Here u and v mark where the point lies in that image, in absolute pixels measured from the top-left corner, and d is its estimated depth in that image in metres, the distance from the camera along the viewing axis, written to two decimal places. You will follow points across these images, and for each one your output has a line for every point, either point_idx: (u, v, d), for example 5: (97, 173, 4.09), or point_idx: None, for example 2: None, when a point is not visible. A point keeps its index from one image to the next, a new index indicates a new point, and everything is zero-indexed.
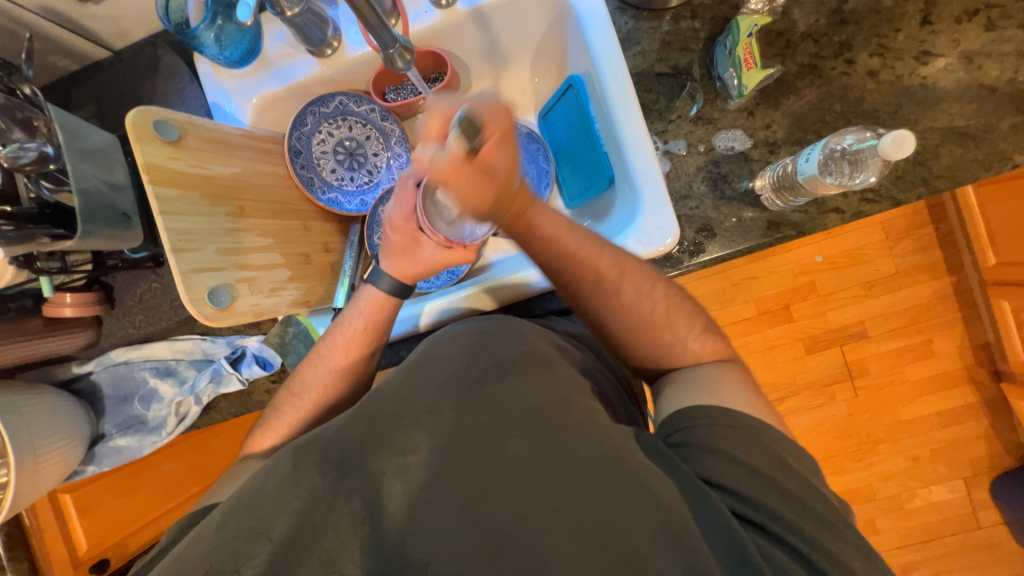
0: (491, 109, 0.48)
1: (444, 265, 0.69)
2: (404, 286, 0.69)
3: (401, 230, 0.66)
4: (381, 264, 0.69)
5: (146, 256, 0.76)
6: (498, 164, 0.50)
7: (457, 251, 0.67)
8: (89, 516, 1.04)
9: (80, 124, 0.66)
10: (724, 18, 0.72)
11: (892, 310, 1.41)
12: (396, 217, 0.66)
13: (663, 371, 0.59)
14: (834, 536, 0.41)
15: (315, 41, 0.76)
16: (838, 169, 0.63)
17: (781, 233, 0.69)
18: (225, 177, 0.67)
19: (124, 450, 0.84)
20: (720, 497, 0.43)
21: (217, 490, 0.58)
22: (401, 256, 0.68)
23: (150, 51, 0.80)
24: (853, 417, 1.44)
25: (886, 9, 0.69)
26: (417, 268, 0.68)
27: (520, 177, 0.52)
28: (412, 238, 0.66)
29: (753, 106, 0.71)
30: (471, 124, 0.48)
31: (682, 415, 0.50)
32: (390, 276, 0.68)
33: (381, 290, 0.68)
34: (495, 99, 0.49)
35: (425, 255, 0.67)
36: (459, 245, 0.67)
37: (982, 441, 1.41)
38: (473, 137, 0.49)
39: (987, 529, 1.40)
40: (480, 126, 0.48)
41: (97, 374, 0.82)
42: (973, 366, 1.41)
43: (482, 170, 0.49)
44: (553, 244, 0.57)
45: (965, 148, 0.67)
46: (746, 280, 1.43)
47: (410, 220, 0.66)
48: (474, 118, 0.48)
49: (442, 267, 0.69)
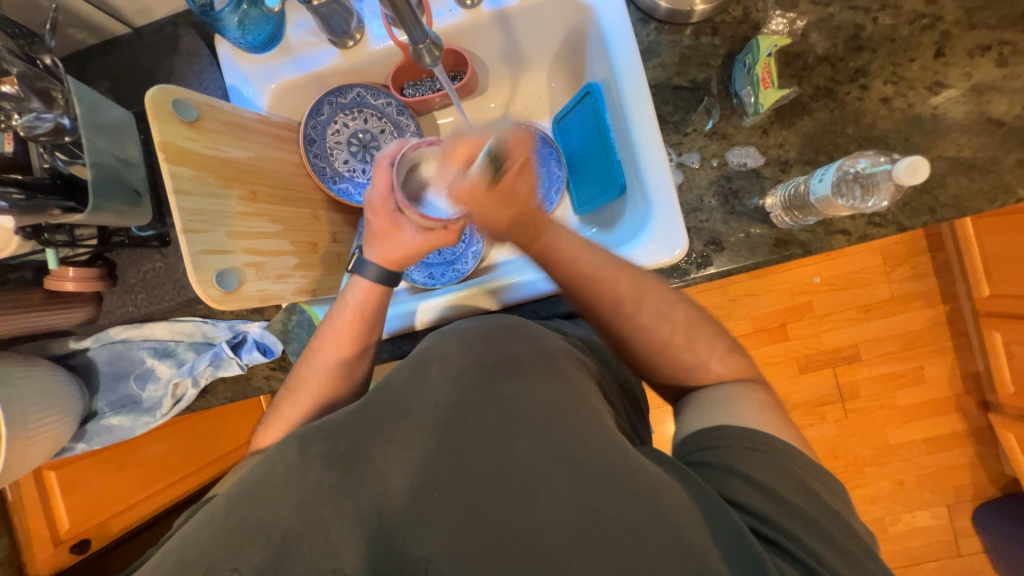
0: (516, 138, 0.53)
1: (429, 246, 0.67)
2: (390, 273, 0.69)
3: (379, 212, 0.65)
4: (366, 252, 0.68)
5: (153, 235, 0.75)
6: (519, 189, 0.54)
7: (439, 233, 0.65)
8: (74, 495, 1.03)
9: (97, 99, 0.65)
10: (745, 37, 0.74)
11: (886, 334, 1.42)
12: (374, 199, 0.64)
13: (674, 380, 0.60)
14: (826, 551, 0.42)
15: (338, 32, 0.76)
16: (850, 192, 0.64)
17: (788, 251, 0.70)
18: (239, 161, 0.67)
19: (116, 429, 0.83)
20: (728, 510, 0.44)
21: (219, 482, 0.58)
22: (383, 241, 0.66)
23: (171, 30, 0.80)
24: (842, 438, 1.45)
25: (902, 39, 0.71)
26: (399, 253, 0.67)
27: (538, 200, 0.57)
28: (392, 221, 0.65)
29: (767, 125, 0.72)
30: (497, 154, 0.52)
31: (706, 434, 0.51)
32: (375, 263, 0.67)
33: (366, 278, 0.68)
34: (518, 130, 0.53)
35: (405, 238, 0.66)
36: (439, 227, 0.64)
37: (967, 469, 1.43)
38: (496, 166, 0.52)
39: (967, 557, 1.42)
40: (505, 153, 0.53)
41: (93, 351, 0.82)
42: (961, 394, 1.43)
43: (503, 193, 0.53)
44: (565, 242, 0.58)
45: (971, 179, 0.68)
46: (745, 297, 1.44)
47: (388, 201, 0.64)
48: (498, 149, 0.52)
49: (425, 249, 0.67)
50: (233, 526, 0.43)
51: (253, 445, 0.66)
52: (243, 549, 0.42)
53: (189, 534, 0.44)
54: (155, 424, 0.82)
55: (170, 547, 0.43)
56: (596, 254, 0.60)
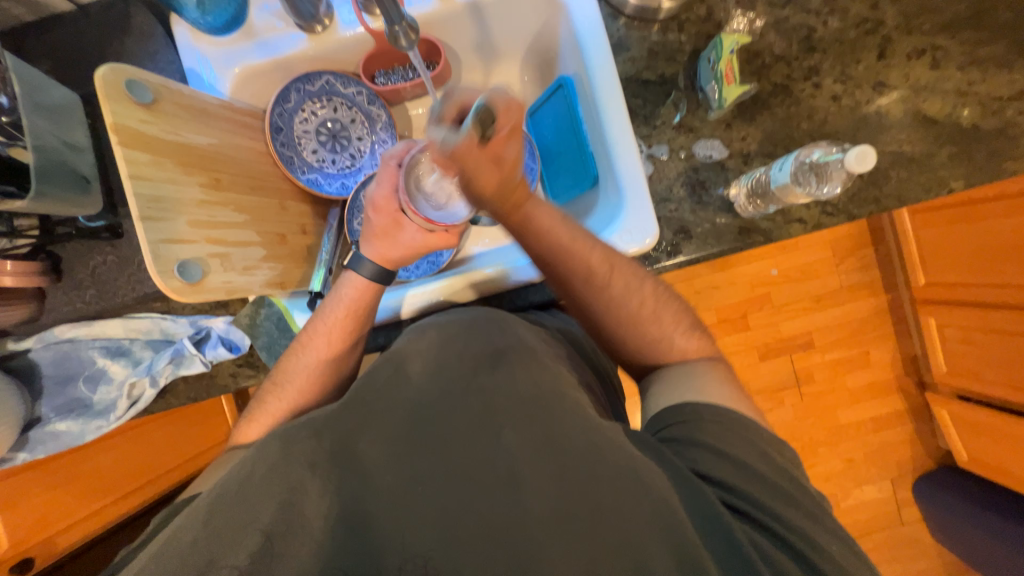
0: (506, 103, 0.49)
1: (426, 248, 0.67)
2: (385, 272, 0.67)
3: (382, 211, 0.64)
4: (363, 250, 0.67)
5: (103, 225, 0.70)
6: (507, 154, 0.51)
7: (440, 233, 0.66)
8: (14, 512, 0.92)
9: (38, 78, 0.61)
10: (709, 34, 0.77)
11: (836, 322, 1.52)
12: (377, 198, 0.64)
13: (650, 362, 0.62)
14: (797, 515, 0.45)
15: (305, 16, 0.73)
16: (807, 180, 0.68)
17: (751, 239, 0.73)
18: (201, 147, 0.63)
19: (64, 435, 0.77)
20: (711, 487, 0.46)
21: (198, 483, 0.56)
22: (382, 239, 0.66)
23: (120, 8, 0.75)
24: (798, 421, 1.54)
25: (849, 41, 0.76)
26: (399, 252, 0.66)
27: (520, 172, 0.54)
28: (393, 219, 0.65)
29: (730, 119, 0.76)
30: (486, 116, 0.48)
31: (675, 411, 0.53)
32: (371, 261, 0.66)
33: (363, 276, 0.66)
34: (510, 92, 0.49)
35: (407, 237, 0.65)
36: (440, 229, 0.66)
37: (908, 445, 1.55)
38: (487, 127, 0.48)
39: (909, 525, 1.54)
40: (496, 114, 0.49)
41: (36, 352, 0.76)
42: (902, 376, 1.55)
43: (492, 159, 0.51)
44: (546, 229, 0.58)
45: (910, 172, 0.74)
46: (709, 288, 1.51)
47: (391, 201, 0.64)
48: (491, 108, 0.48)
49: (425, 251, 0.67)
50: (213, 530, 0.41)
51: (232, 442, 0.64)
52: (227, 551, 0.40)
53: (166, 541, 0.42)
54: (109, 428, 0.78)
55: (146, 554, 0.42)
56: (573, 226, 0.60)
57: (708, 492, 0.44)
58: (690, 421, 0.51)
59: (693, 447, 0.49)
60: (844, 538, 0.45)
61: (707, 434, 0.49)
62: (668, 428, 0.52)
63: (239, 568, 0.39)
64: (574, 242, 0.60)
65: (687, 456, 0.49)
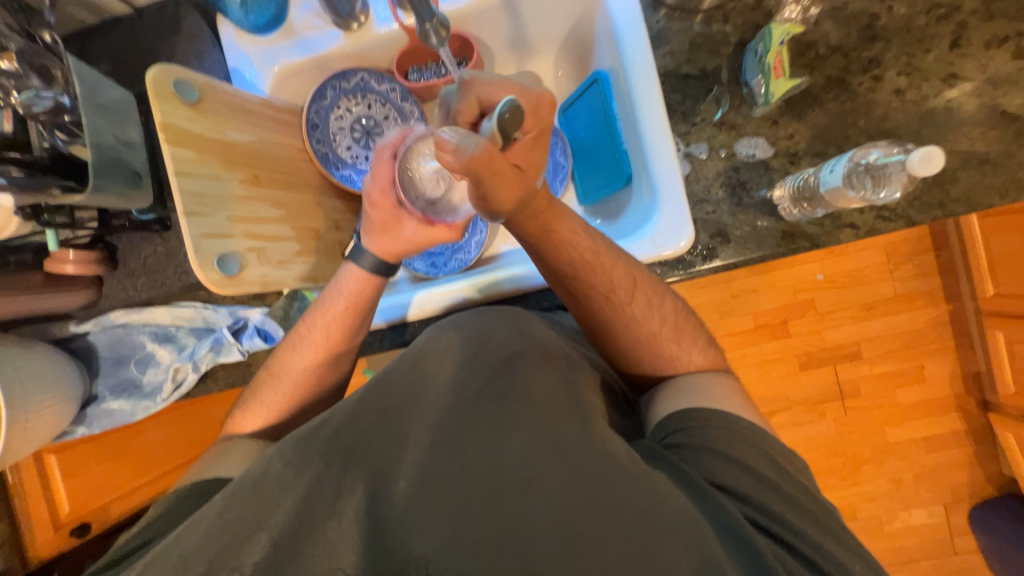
0: (536, 104, 0.46)
1: (426, 243, 0.65)
2: (387, 265, 0.67)
3: (379, 205, 0.63)
4: (364, 242, 0.67)
5: (153, 219, 0.74)
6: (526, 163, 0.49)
7: (441, 230, 0.64)
8: (74, 478, 1.06)
9: (96, 78, 0.64)
10: (757, 24, 0.72)
11: (887, 333, 1.42)
12: (373, 191, 0.62)
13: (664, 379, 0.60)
14: (826, 539, 0.43)
15: (342, 13, 0.75)
16: (861, 183, 0.62)
17: (795, 245, 0.69)
18: (241, 144, 0.65)
19: (117, 413, 0.84)
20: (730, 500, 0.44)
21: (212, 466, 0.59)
22: (381, 234, 0.65)
23: (172, 10, 0.78)
24: (840, 436, 1.45)
25: (918, 29, 0.69)
26: (398, 246, 0.66)
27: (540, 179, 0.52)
28: (391, 214, 0.63)
29: (777, 115, 0.71)
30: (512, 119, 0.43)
31: (678, 417, 0.51)
32: (372, 254, 0.66)
33: (363, 268, 0.67)
34: (540, 92, 0.47)
35: (405, 232, 0.64)
36: (440, 224, 0.63)
37: (967, 468, 1.43)
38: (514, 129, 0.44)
39: (963, 555, 1.42)
40: (523, 116, 0.45)
41: (94, 335, 0.82)
42: (962, 393, 1.43)
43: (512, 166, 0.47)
44: (566, 249, 0.58)
45: (984, 174, 0.67)
46: (747, 293, 1.43)
47: (388, 195, 0.62)
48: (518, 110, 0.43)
49: (425, 245, 0.66)
50: (231, 519, 0.42)
51: (226, 430, 0.68)
52: (240, 547, 0.41)
53: (184, 527, 0.44)
54: (156, 409, 0.83)
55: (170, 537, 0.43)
56: (595, 239, 0.59)
57: (724, 502, 0.43)
58: (698, 424, 0.49)
59: (701, 453, 0.47)
60: (871, 566, 0.43)
61: (722, 442, 0.47)
62: (673, 434, 0.50)
63: (250, 565, 0.40)
64: (585, 261, 0.58)
65: (700, 465, 0.46)
